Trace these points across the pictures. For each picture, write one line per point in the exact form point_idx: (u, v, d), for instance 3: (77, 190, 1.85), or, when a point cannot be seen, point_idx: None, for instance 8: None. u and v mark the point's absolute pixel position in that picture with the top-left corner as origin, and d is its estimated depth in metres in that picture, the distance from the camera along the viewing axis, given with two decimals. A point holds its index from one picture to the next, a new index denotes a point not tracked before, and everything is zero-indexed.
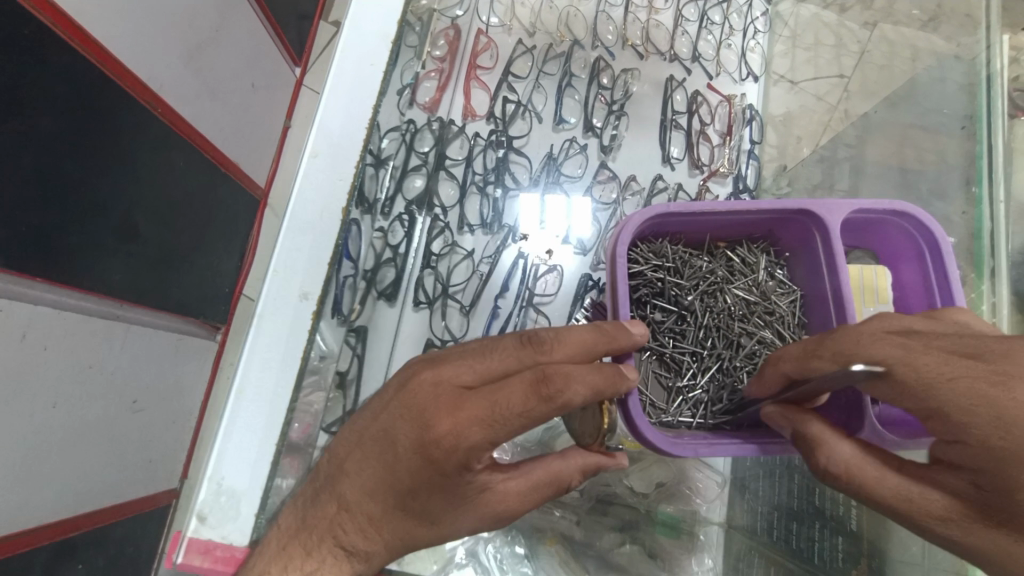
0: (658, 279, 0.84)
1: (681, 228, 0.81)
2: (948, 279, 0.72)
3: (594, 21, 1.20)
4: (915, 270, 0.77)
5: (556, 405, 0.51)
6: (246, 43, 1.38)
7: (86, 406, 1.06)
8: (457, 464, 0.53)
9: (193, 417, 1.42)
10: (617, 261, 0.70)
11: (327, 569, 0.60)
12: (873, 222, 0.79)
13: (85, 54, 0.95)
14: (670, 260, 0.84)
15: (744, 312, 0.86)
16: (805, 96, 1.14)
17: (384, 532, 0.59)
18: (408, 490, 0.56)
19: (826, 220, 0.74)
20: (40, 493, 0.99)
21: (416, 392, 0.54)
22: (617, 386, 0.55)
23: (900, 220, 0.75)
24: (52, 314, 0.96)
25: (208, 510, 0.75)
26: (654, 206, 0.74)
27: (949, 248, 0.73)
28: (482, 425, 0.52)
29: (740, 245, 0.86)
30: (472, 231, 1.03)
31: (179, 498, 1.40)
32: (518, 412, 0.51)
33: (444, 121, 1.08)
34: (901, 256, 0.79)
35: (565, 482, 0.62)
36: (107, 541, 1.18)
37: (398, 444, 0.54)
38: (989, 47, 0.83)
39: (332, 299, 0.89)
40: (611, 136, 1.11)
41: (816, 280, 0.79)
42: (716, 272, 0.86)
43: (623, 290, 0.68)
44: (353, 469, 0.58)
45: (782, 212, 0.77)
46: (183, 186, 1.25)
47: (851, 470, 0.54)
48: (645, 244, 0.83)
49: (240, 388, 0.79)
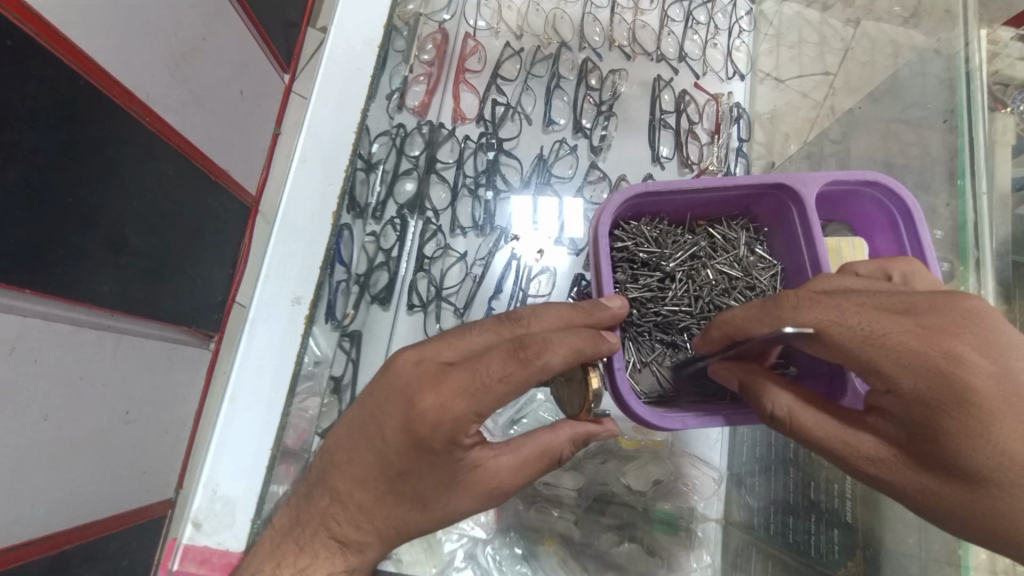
0: (640, 255, 0.83)
1: (660, 208, 0.81)
2: (923, 248, 0.72)
3: (580, 23, 1.21)
4: (890, 242, 0.77)
5: (534, 366, 0.53)
6: (233, 51, 1.38)
7: (78, 419, 1.05)
8: (444, 440, 0.54)
9: (187, 426, 1.41)
10: (598, 242, 0.71)
11: (321, 562, 0.61)
12: (846, 194, 0.78)
13: (71, 65, 0.94)
14: (650, 239, 0.83)
15: (726, 286, 0.85)
16: (790, 94, 1.15)
17: (378, 522, 0.60)
18: (400, 473, 0.56)
19: (801, 193, 0.74)
20: (31, 507, 0.98)
21: (398, 374, 0.55)
22: (599, 346, 0.57)
23: (873, 189, 0.75)
24: (42, 326, 0.95)
25: (202, 517, 0.73)
26: (634, 187, 0.74)
27: (922, 217, 0.72)
28: (466, 397, 0.53)
29: (720, 223, 0.86)
30: (464, 233, 1.04)
31: (174, 509, 1.39)
32: (500, 380, 0.53)
33: (433, 125, 1.09)
34: (875, 226, 0.79)
35: (557, 452, 0.62)
36: (101, 554, 1.17)
37: (384, 426, 0.55)
38: (968, 43, 0.84)
39: (325, 304, 0.86)
40: (600, 136, 1.11)
41: (796, 255, 0.79)
42: (698, 249, 0.85)
43: (605, 269, 0.69)
44: (344, 458, 0.58)
45: (759, 187, 0.77)
46: (172, 195, 1.24)
47: (806, 432, 0.58)
48: (625, 226, 0.83)
49: (233, 395, 0.78)
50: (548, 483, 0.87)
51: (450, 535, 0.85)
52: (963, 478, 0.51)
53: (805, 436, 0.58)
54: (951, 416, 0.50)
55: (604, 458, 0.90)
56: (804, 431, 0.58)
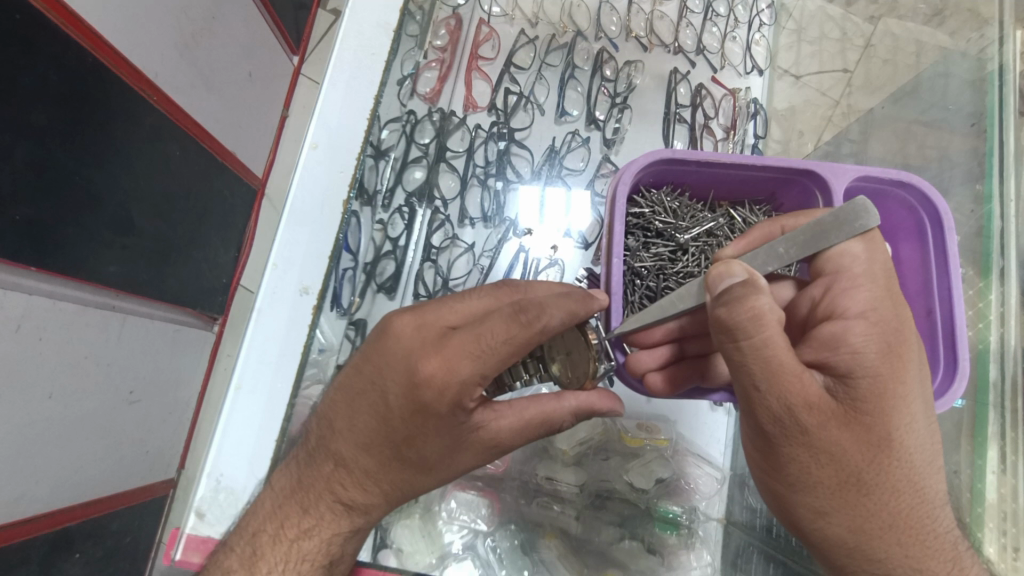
0: (655, 223, 0.82)
1: (683, 178, 0.80)
2: (946, 255, 0.70)
3: (597, 12, 1.18)
4: (914, 246, 0.75)
5: (535, 330, 0.51)
6: (242, 30, 1.36)
7: (83, 398, 1.05)
8: (450, 404, 0.52)
9: (190, 408, 1.41)
10: (616, 203, 0.70)
11: (327, 524, 0.58)
12: (872, 194, 0.77)
13: (80, 41, 0.93)
14: (668, 210, 0.82)
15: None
16: (807, 91, 1.12)
17: (382, 484, 0.57)
18: (405, 436, 0.54)
19: (829, 183, 0.73)
20: (35, 484, 0.99)
21: (396, 338, 0.54)
22: (590, 305, 0.56)
23: (905, 191, 0.74)
24: (47, 305, 0.95)
25: (205, 507, 0.84)
26: (657, 151, 0.73)
27: (951, 223, 0.70)
28: (471, 358, 0.51)
29: (742, 207, 0.85)
30: (473, 224, 1.02)
31: (177, 489, 1.40)
32: (504, 342, 0.51)
33: (445, 112, 1.07)
34: (902, 232, 0.77)
35: (558, 422, 0.60)
36: (104, 532, 1.17)
37: (388, 390, 0.54)
38: (1001, 41, 0.83)
39: (331, 292, 0.92)
40: (614, 129, 1.09)
41: None
42: (715, 226, 0.84)
43: (618, 229, 0.68)
44: (345, 423, 0.56)
45: (785, 172, 0.75)
46: (180, 176, 1.23)
47: (760, 362, 0.49)
48: (644, 193, 0.82)
49: (238, 383, 0.87)
50: (549, 478, 0.86)
51: (451, 526, 0.87)
52: (864, 432, 0.51)
53: (773, 347, 0.49)
54: (887, 366, 0.51)
55: (606, 454, 0.89)
56: (774, 346, 0.49)
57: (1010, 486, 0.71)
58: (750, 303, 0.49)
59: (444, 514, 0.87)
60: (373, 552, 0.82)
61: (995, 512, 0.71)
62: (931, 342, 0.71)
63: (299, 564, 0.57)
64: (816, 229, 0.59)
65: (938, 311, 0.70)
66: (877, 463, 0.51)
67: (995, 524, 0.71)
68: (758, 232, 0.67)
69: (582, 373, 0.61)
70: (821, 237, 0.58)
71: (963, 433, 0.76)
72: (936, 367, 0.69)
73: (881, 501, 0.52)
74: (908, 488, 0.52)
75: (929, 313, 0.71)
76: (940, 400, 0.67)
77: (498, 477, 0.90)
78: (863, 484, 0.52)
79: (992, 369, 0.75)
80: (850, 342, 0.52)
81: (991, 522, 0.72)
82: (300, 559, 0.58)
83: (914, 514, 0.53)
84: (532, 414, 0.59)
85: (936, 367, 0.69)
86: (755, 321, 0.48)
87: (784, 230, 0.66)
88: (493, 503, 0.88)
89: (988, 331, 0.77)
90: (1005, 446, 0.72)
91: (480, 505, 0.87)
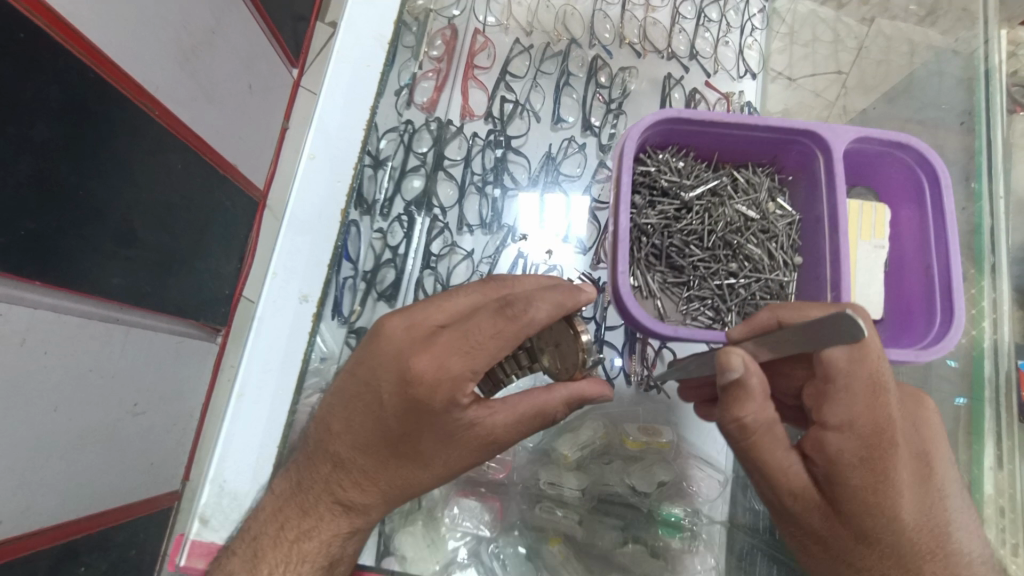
0: (661, 181, 0.85)
1: (689, 139, 0.84)
2: (944, 212, 0.75)
3: (591, 19, 1.19)
4: (913, 209, 0.79)
5: (521, 323, 0.52)
6: (242, 43, 1.38)
7: (87, 410, 1.05)
8: (443, 400, 0.53)
9: (193, 419, 1.41)
10: (623, 160, 0.75)
11: (325, 525, 0.59)
12: (873, 156, 0.81)
13: (81, 58, 0.94)
14: (675, 169, 0.86)
15: (740, 227, 0.88)
16: (802, 93, 1.13)
17: (381, 482, 0.58)
18: (402, 434, 0.55)
19: (829, 141, 0.77)
20: (40, 497, 0.99)
21: (388, 338, 0.55)
22: (577, 298, 0.55)
23: (903, 153, 0.78)
24: (51, 318, 0.96)
25: (208, 514, 0.84)
26: (663, 110, 0.78)
27: (948, 183, 0.75)
28: (460, 354, 0.53)
29: (745, 168, 0.89)
30: (471, 231, 1.03)
31: (181, 500, 1.40)
32: (492, 337, 0.53)
33: (441, 121, 1.08)
34: (901, 196, 0.81)
35: (552, 413, 0.60)
36: (109, 544, 1.18)
37: (381, 390, 0.55)
38: (987, 42, 0.86)
39: (332, 301, 0.94)
40: (610, 135, 1.10)
41: (815, 202, 0.82)
42: (719, 184, 0.88)
43: (625, 183, 0.73)
44: (342, 426, 0.57)
45: (785, 130, 0.80)
46: (182, 188, 1.24)
47: (747, 446, 0.59)
48: (652, 153, 0.86)
49: (240, 392, 0.87)
50: (551, 483, 0.86)
51: (454, 532, 0.86)
52: (845, 523, 0.57)
53: (750, 441, 0.59)
54: (864, 473, 0.56)
55: (609, 458, 0.90)
56: (754, 441, 0.59)
57: (1006, 477, 0.72)
58: (736, 409, 0.58)
59: (447, 520, 0.86)
60: (376, 557, 0.83)
61: (993, 505, 0.72)
62: (929, 296, 0.75)
63: (299, 565, 0.58)
64: (802, 331, 0.50)
65: (935, 268, 0.74)
66: (865, 545, 0.57)
67: (993, 517, 0.72)
68: (757, 320, 0.66)
69: (571, 364, 0.62)
70: (808, 338, 0.50)
71: (960, 428, 0.76)
72: (933, 318, 0.73)
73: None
74: (903, 522, 0.56)
75: (927, 271, 0.76)
76: (937, 347, 0.70)
77: (500, 482, 0.89)
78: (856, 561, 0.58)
79: (986, 363, 0.75)
80: (829, 447, 0.57)
81: (990, 514, 0.72)
82: (300, 559, 0.59)
83: None
84: (530, 419, 0.60)
85: (933, 317, 0.73)
86: (741, 427, 0.58)
87: (782, 322, 0.65)
88: (496, 508, 0.87)
89: (980, 320, 0.78)
90: (1000, 443, 0.73)
91: (484, 510, 0.86)
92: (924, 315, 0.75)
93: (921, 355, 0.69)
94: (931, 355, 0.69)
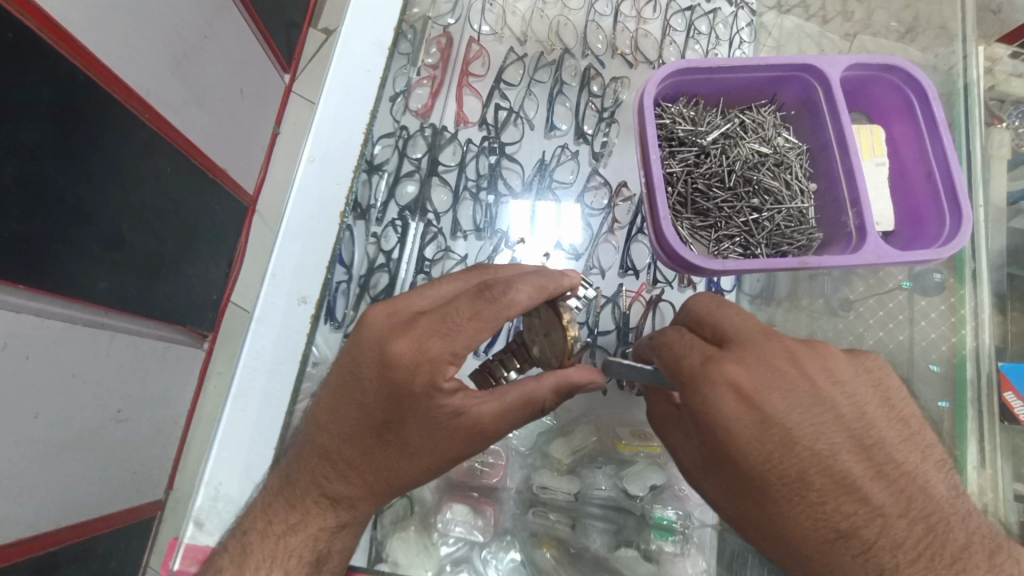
0: (677, 131, 0.88)
1: (696, 87, 0.87)
2: (936, 121, 0.78)
3: (584, 31, 1.21)
4: (905, 124, 0.82)
5: (500, 303, 0.55)
6: (235, 48, 1.38)
7: (70, 417, 1.03)
8: (423, 384, 0.54)
9: (178, 427, 1.39)
10: (643, 114, 0.78)
11: (313, 519, 0.59)
12: (864, 81, 0.84)
13: (73, 60, 0.94)
14: (686, 118, 0.89)
15: (756, 163, 0.91)
16: None
17: (367, 474, 0.58)
18: (383, 422, 0.56)
19: (825, 71, 0.80)
20: (18, 506, 0.97)
21: (371, 326, 0.57)
22: (557, 280, 0.58)
23: (891, 74, 0.81)
24: (34, 322, 0.94)
25: (203, 517, 0.83)
26: (671, 62, 0.82)
27: (935, 95, 0.78)
28: (439, 337, 0.55)
29: (750, 109, 0.92)
30: (465, 237, 1.04)
31: (165, 510, 1.38)
32: (471, 319, 0.54)
33: (436, 128, 1.10)
34: (893, 112, 0.84)
35: (540, 402, 0.60)
36: (89, 555, 1.15)
37: (362, 381, 0.55)
38: (965, 57, 0.90)
39: (326, 306, 0.92)
40: (602, 143, 1.11)
41: (822, 131, 0.85)
42: (729, 127, 0.90)
43: (649, 133, 0.76)
44: (327, 417, 0.58)
45: (786, 67, 0.83)
46: (171, 191, 1.23)
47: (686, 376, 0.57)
48: (664, 107, 0.88)
49: (236, 392, 0.86)
50: (545, 487, 0.86)
51: (447, 538, 0.85)
52: (792, 448, 0.52)
53: (687, 370, 0.58)
54: (784, 392, 0.54)
55: (600, 463, 0.91)
56: (698, 369, 0.57)
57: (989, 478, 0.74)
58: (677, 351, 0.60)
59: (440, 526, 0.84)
60: (367, 559, 0.82)
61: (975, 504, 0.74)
62: (935, 201, 0.78)
63: (287, 560, 0.59)
64: None
65: (937, 172, 0.77)
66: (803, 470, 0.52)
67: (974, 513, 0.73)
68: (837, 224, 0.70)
69: (559, 351, 0.62)
70: None
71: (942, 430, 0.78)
72: (943, 218, 0.76)
73: (839, 508, 0.51)
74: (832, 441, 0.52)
75: (929, 176, 0.78)
76: (952, 242, 0.73)
77: (492, 487, 0.88)
78: (817, 492, 0.51)
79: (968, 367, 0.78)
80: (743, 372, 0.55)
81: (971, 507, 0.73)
82: (288, 555, 0.59)
83: (864, 519, 0.50)
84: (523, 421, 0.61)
85: (943, 216, 0.76)
86: (676, 359, 0.59)
87: None
88: (490, 513, 0.86)
89: (962, 326, 0.80)
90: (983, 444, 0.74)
91: (474, 518, 0.84)
92: (935, 218, 0.78)
93: (937, 252, 0.73)
94: (946, 250, 0.72)
